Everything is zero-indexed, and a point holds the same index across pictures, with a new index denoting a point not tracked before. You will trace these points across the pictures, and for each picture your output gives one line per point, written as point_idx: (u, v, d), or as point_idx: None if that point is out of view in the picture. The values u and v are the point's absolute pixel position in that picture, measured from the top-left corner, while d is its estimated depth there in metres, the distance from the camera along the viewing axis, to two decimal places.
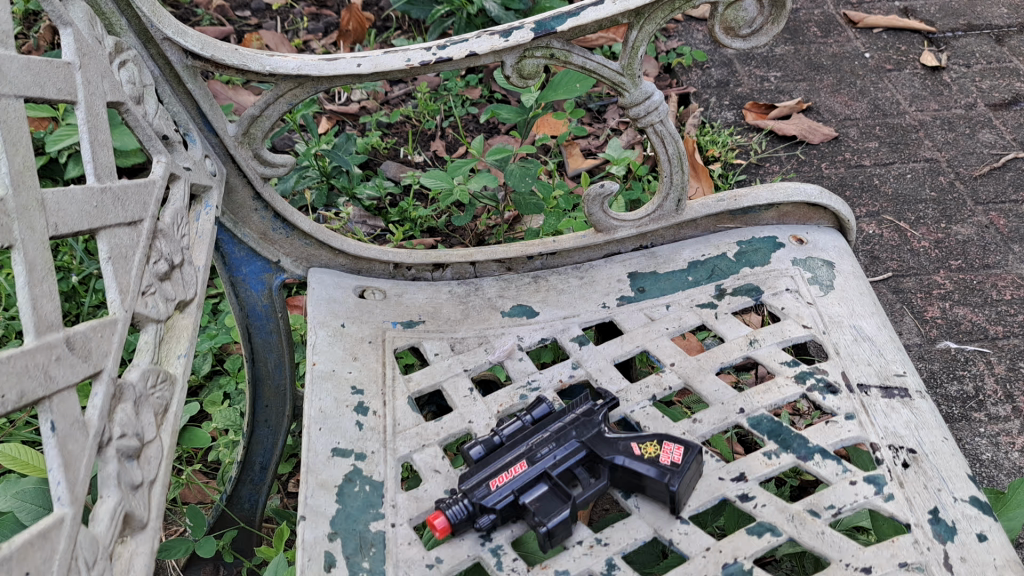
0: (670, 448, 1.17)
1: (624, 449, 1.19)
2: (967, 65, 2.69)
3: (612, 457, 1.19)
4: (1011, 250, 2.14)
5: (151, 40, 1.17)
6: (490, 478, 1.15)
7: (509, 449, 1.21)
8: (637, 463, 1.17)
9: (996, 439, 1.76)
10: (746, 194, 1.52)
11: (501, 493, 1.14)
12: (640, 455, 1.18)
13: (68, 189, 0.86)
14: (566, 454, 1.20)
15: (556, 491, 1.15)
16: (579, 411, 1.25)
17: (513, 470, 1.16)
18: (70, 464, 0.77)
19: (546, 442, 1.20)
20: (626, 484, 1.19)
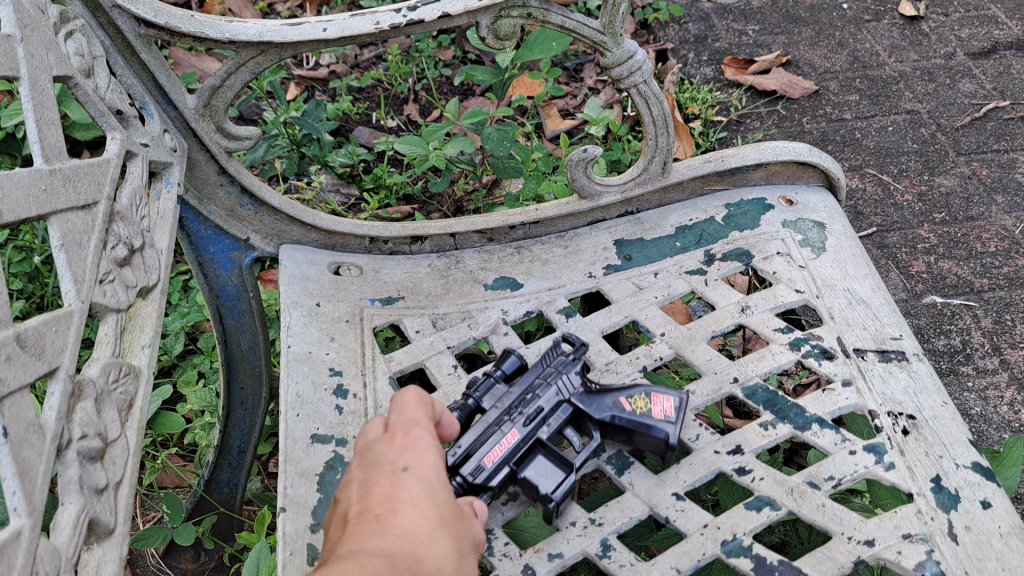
0: (659, 399, 1.15)
1: (612, 405, 1.14)
2: (946, 13, 2.63)
3: (602, 415, 1.13)
4: (995, 201, 2.10)
5: (100, 9, 1.09)
6: (485, 451, 1.06)
7: (490, 419, 1.11)
8: (633, 419, 1.12)
9: (984, 394, 1.73)
10: (733, 153, 1.47)
11: (499, 468, 1.06)
12: (632, 410, 1.13)
13: (13, 173, 0.80)
14: (552, 418, 1.13)
15: (554, 460, 1.10)
16: (551, 366, 1.17)
17: (504, 441, 1.08)
18: (26, 472, 0.71)
19: (528, 405, 1.12)
20: (615, 436, 1.15)
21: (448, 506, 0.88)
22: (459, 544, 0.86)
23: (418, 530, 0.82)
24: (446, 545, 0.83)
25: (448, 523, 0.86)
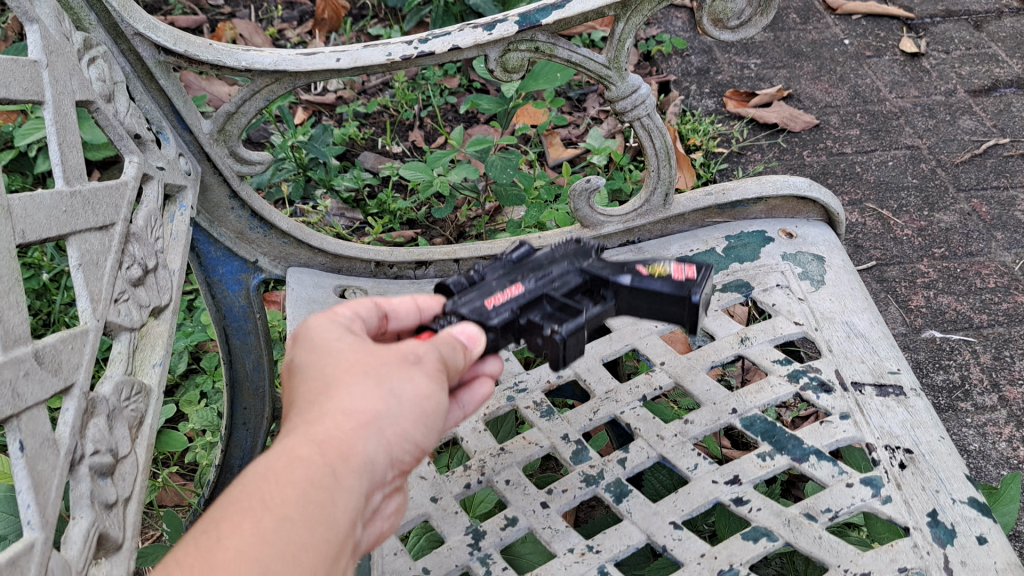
0: (683, 264, 1.05)
1: (627, 271, 1.04)
2: (946, 51, 2.66)
3: (617, 279, 1.03)
4: (994, 237, 2.13)
5: (122, 35, 1.13)
6: (483, 299, 0.99)
7: (492, 279, 1.03)
8: (649, 282, 1.03)
9: (983, 430, 1.74)
10: (734, 187, 1.49)
11: (499, 313, 0.98)
12: (649, 275, 1.04)
13: (36, 194, 0.83)
14: (565, 282, 1.04)
15: (564, 307, 0.99)
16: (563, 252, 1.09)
17: (506, 293, 1.00)
18: (40, 486, 0.73)
19: (535, 270, 1.04)
20: (640, 310, 1.05)
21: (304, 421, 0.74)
22: (323, 451, 0.72)
23: (248, 482, 0.70)
24: (287, 471, 0.70)
25: (304, 438, 0.72)
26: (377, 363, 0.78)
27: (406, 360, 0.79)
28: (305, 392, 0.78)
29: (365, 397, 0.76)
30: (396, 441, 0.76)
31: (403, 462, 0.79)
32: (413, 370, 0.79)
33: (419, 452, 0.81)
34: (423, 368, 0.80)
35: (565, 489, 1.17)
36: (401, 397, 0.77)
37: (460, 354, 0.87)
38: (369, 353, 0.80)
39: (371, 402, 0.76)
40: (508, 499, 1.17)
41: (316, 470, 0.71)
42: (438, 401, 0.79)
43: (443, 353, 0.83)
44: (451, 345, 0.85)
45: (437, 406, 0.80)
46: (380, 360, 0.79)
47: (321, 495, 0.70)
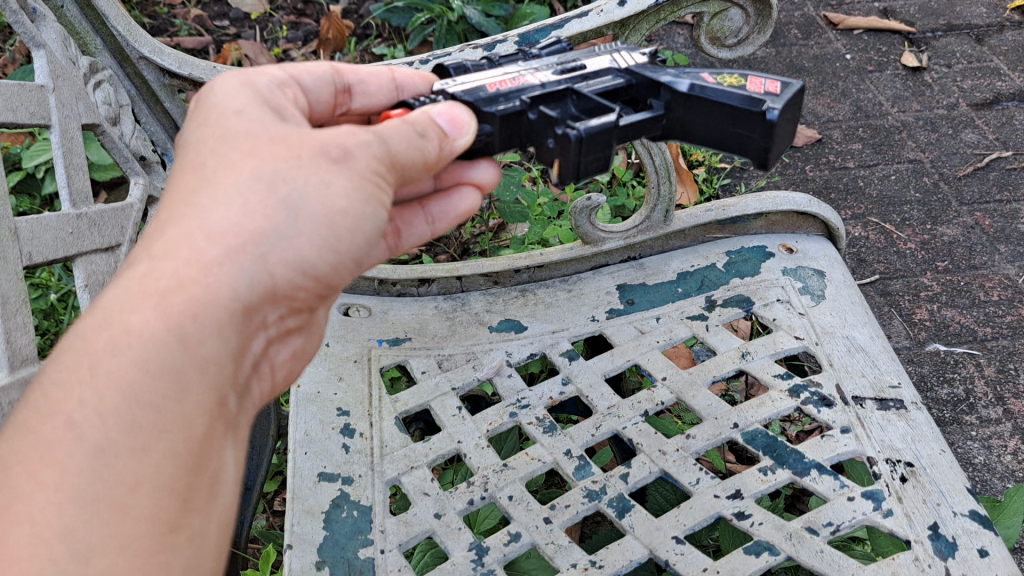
0: (760, 82, 0.99)
1: (691, 76, 0.99)
2: (948, 65, 2.67)
3: (674, 85, 0.98)
4: (997, 250, 2.13)
5: (127, 59, 1.17)
6: (489, 82, 0.97)
7: (515, 67, 1.01)
8: (717, 90, 0.97)
9: (988, 442, 1.75)
10: (734, 203, 1.51)
11: (505, 98, 0.95)
12: (717, 83, 0.98)
13: (43, 216, 0.89)
14: (603, 78, 1.00)
15: (590, 110, 0.96)
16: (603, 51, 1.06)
17: (525, 78, 0.98)
18: None
19: (564, 62, 1.02)
20: (708, 129, 1.00)
21: (166, 252, 0.72)
22: (184, 299, 0.70)
23: (85, 346, 0.67)
24: (137, 333, 0.67)
25: (162, 283, 0.70)
26: (276, 165, 0.77)
27: (322, 157, 0.78)
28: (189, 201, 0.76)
29: (254, 213, 0.75)
30: (284, 264, 0.76)
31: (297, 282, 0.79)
32: (328, 170, 0.78)
33: (326, 275, 0.81)
34: (343, 167, 0.79)
35: (568, 504, 1.18)
36: (300, 206, 0.76)
37: (428, 141, 0.86)
38: (274, 147, 0.78)
39: (256, 222, 0.74)
40: (510, 515, 1.17)
41: (170, 330, 0.68)
42: (350, 211, 0.79)
43: (388, 143, 0.82)
44: (409, 133, 0.85)
45: (357, 219, 0.80)
46: (283, 159, 0.77)
47: (178, 360, 0.68)
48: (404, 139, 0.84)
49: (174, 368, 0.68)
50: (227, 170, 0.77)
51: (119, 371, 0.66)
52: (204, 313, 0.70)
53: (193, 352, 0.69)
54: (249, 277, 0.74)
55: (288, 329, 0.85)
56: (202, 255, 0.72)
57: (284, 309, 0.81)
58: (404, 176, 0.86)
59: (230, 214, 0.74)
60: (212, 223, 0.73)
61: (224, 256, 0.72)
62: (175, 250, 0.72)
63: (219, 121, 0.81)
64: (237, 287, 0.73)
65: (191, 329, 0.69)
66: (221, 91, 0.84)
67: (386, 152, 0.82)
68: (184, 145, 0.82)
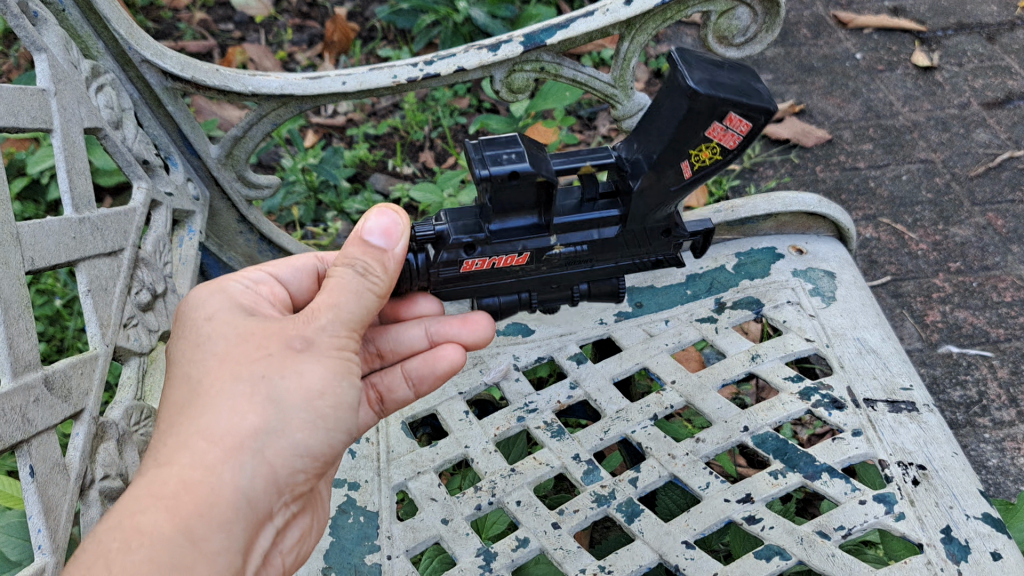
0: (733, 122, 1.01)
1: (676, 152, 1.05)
2: (959, 63, 2.65)
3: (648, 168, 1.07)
4: (1010, 251, 2.11)
5: (129, 63, 1.18)
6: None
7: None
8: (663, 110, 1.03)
9: (1001, 445, 1.73)
10: (743, 204, 1.50)
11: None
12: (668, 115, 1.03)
13: (44, 221, 0.88)
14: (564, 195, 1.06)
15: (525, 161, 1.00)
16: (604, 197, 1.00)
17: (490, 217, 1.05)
18: (51, 510, 0.80)
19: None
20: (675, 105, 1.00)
21: (172, 459, 0.83)
22: (189, 501, 0.81)
23: (102, 546, 0.77)
24: (147, 533, 0.78)
25: (170, 489, 0.81)
26: (253, 367, 0.88)
27: (291, 348, 0.89)
28: (181, 410, 0.87)
29: (244, 415, 0.86)
30: (279, 452, 0.87)
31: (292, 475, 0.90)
32: (297, 360, 0.89)
33: (320, 454, 0.92)
34: (311, 354, 0.89)
35: (576, 509, 1.16)
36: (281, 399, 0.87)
37: (372, 272, 0.92)
38: (245, 350, 0.89)
39: (245, 426, 0.86)
40: (519, 520, 1.16)
41: (177, 529, 0.80)
42: (331, 396, 0.90)
43: (342, 301, 0.90)
44: (352, 274, 0.91)
45: (334, 396, 0.91)
46: (260, 361, 0.88)
47: (185, 554, 0.79)
48: (352, 294, 0.91)
49: (179, 562, 0.79)
50: (216, 378, 0.88)
51: (134, 567, 0.76)
52: (208, 509, 0.82)
53: (199, 546, 0.81)
54: (247, 471, 0.85)
55: (292, 512, 0.96)
56: (202, 458, 0.83)
57: (286, 495, 0.91)
58: (365, 318, 0.94)
59: (220, 417, 0.85)
60: (208, 428, 0.85)
61: (222, 455, 0.84)
62: (178, 457, 0.83)
63: (195, 331, 0.93)
64: (237, 482, 0.85)
65: (195, 528, 0.81)
66: (199, 300, 0.96)
67: (342, 322, 0.91)
68: (172, 360, 0.93)
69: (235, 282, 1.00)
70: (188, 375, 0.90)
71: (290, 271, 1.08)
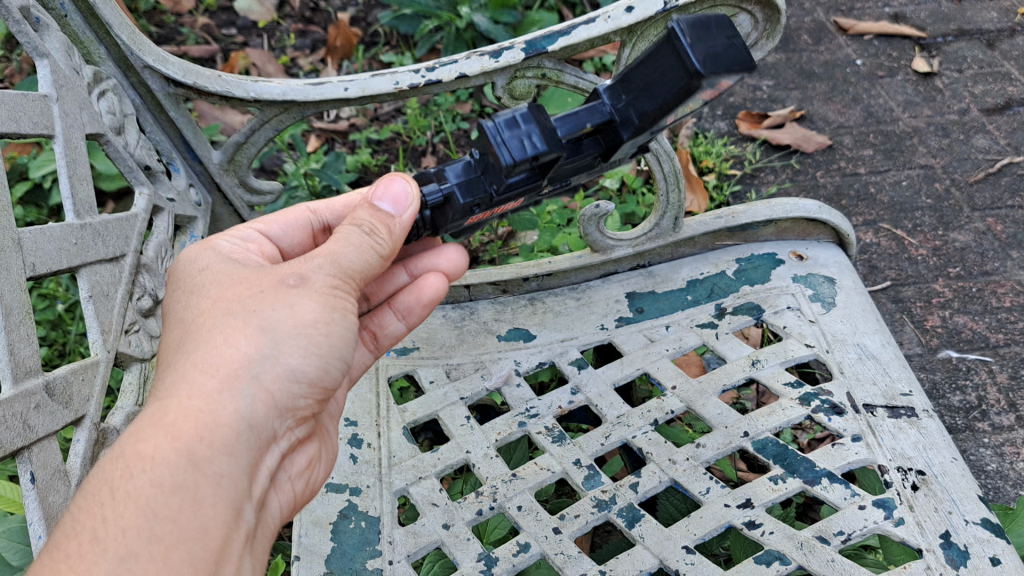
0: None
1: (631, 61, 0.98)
2: (959, 70, 2.66)
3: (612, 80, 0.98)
4: (1009, 256, 2.11)
5: (131, 68, 1.18)
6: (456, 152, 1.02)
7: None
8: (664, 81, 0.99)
9: (1000, 450, 1.73)
10: (744, 210, 1.50)
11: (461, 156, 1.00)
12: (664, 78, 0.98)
13: (46, 228, 0.89)
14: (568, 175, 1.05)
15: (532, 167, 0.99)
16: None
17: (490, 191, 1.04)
18: (51, 516, 0.80)
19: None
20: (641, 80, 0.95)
21: (171, 392, 0.82)
22: (191, 425, 0.79)
23: (106, 476, 0.76)
24: (149, 459, 0.77)
25: (170, 417, 0.79)
26: (245, 303, 0.87)
27: (282, 284, 0.88)
28: (179, 349, 0.87)
29: (238, 345, 0.85)
30: (277, 376, 0.86)
31: (289, 403, 0.89)
32: (290, 294, 0.88)
33: (316, 378, 0.91)
34: (303, 290, 0.88)
35: (577, 514, 1.17)
36: (274, 328, 0.86)
37: (378, 232, 0.94)
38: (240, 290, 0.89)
39: (241, 356, 0.85)
40: (520, 525, 1.16)
41: (180, 453, 0.78)
42: (327, 326, 0.89)
43: (342, 251, 0.91)
44: (360, 232, 0.93)
45: (329, 326, 0.89)
46: (252, 298, 0.88)
47: (190, 478, 0.78)
48: (354, 245, 0.92)
49: (184, 482, 0.77)
50: (209, 316, 0.88)
51: (139, 492, 0.75)
52: (210, 433, 0.80)
53: (204, 470, 0.79)
54: (247, 397, 0.84)
55: (297, 437, 0.95)
56: (201, 388, 0.82)
57: (288, 418, 0.90)
58: (364, 275, 0.94)
59: (215, 349, 0.85)
60: (205, 359, 0.84)
61: (220, 384, 0.83)
62: (178, 389, 0.82)
63: (195, 281, 0.94)
64: (238, 410, 0.83)
65: (198, 451, 0.79)
66: (197, 256, 0.97)
67: (338, 267, 0.90)
68: (171, 311, 0.93)
69: (226, 241, 1.03)
70: (185, 320, 0.90)
71: (280, 227, 1.12)
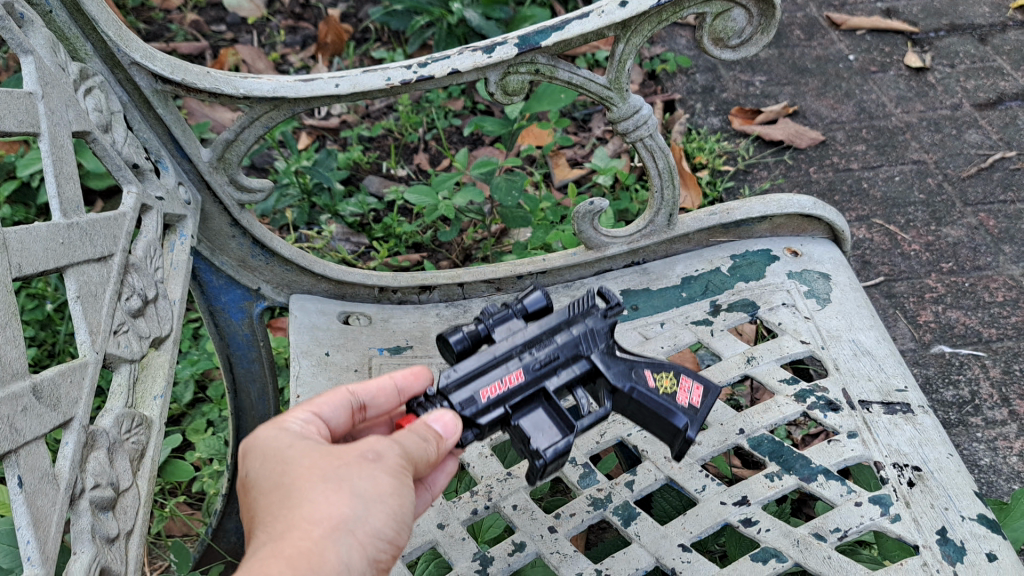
0: (686, 386, 1.05)
1: (640, 377, 1.03)
2: (951, 65, 2.66)
3: (625, 383, 1.02)
4: (1002, 251, 2.11)
5: (118, 66, 1.17)
6: (481, 383, 0.96)
7: (500, 352, 1.00)
8: (653, 396, 1.02)
9: (994, 444, 1.73)
10: (738, 207, 1.49)
11: (491, 406, 0.96)
12: (655, 387, 1.03)
13: (31, 228, 0.87)
14: (567, 372, 1.02)
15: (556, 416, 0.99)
16: (583, 320, 1.04)
17: (508, 378, 0.98)
18: (40, 522, 0.77)
19: (542, 350, 1.01)
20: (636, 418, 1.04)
21: (277, 541, 0.76)
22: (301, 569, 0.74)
23: None
24: None
25: (279, 558, 0.74)
26: (334, 470, 0.81)
27: (367, 455, 0.83)
28: (270, 508, 0.81)
29: (335, 505, 0.78)
30: (372, 536, 0.79)
31: (380, 567, 0.81)
32: (372, 466, 0.82)
33: (395, 545, 0.84)
34: (383, 464, 0.83)
35: (572, 513, 1.16)
36: (364, 495, 0.80)
37: (431, 445, 0.88)
38: (326, 460, 0.83)
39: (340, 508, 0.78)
40: (514, 524, 1.16)
41: None
42: (405, 498, 0.83)
43: (405, 445, 0.86)
44: (415, 437, 0.87)
45: (403, 499, 0.83)
46: (337, 465, 0.82)
47: None
48: (414, 440, 0.87)
49: None
50: (304, 480, 0.81)
51: None
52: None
53: None
54: (348, 556, 0.77)
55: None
56: (306, 537, 0.76)
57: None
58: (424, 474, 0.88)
59: (314, 505, 0.79)
60: (306, 515, 0.78)
61: (325, 537, 0.77)
62: (281, 539, 0.76)
63: (270, 454, 0.86)
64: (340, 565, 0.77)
65: None
66: (259, 436, 0.89)
67: (407, 455, 0.86)
68: (245, 484, 0.86)
69: (295, 420, 0.92)
70: (268, 485, 0.83)
71: (331, 409, 0.97)
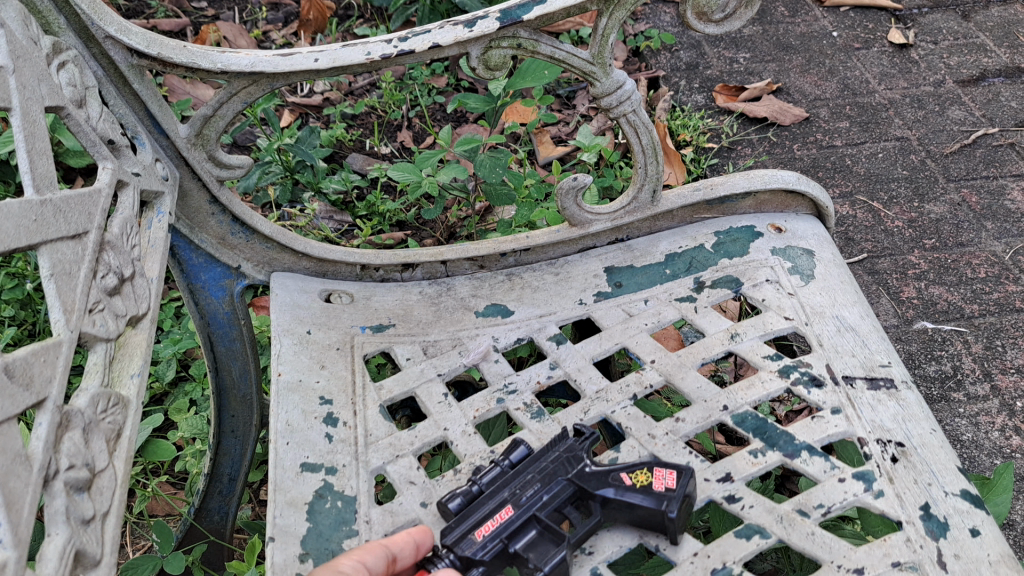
0: (662, 474, 1.09)
1: (613, 481, 1.10)
2: (935, 41, 2.65)
3: (602, 490, 1.09)
4: (984, 227, 2.12)
5: (93, 39, 1.15)
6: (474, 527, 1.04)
7: (490, 497, 1.09)
8: (630, 492, 1.07)
9: (976, 419, 1.73)
10: (722, 182, 1.49)
11: (488, 543, 1.03)
12: (631, 485, 1.08)
13: (5, 204, 0.85)
14: (552, 497, 1.09)
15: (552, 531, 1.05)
16: (558, 449, 1.14)
17: (500, 515, 1.05)
18: (13, 504, 0.76)
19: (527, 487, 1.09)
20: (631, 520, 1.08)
21: None
22: None
23: None
24: None
25: None
26: None
27: None
28: None
29: None
30: None
31: None
32: None
33: None
34: None
35: None
36: None
37: None
38: None
39: None
40: None
41: None
42: None
43: None
44: None
45: None
46: None
47: None
48: None
49: None
50: None
51: None
52: None
53: None
54: None
55: None
56: None
57: None
58: None
59: None
60: None
61: None
62: None
63: None
64: None
65: None
66: None
67: None
68: None
69: (345, 564, 0.95)
70: None
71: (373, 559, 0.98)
